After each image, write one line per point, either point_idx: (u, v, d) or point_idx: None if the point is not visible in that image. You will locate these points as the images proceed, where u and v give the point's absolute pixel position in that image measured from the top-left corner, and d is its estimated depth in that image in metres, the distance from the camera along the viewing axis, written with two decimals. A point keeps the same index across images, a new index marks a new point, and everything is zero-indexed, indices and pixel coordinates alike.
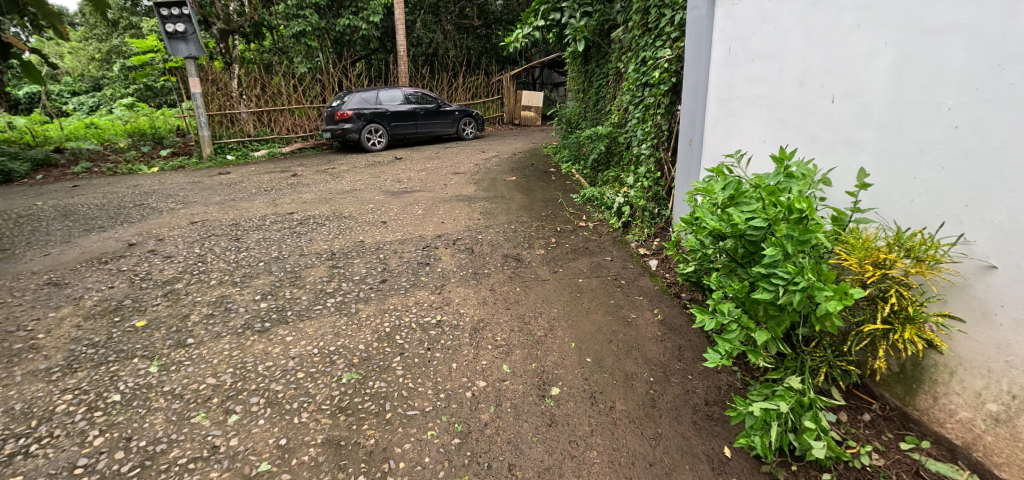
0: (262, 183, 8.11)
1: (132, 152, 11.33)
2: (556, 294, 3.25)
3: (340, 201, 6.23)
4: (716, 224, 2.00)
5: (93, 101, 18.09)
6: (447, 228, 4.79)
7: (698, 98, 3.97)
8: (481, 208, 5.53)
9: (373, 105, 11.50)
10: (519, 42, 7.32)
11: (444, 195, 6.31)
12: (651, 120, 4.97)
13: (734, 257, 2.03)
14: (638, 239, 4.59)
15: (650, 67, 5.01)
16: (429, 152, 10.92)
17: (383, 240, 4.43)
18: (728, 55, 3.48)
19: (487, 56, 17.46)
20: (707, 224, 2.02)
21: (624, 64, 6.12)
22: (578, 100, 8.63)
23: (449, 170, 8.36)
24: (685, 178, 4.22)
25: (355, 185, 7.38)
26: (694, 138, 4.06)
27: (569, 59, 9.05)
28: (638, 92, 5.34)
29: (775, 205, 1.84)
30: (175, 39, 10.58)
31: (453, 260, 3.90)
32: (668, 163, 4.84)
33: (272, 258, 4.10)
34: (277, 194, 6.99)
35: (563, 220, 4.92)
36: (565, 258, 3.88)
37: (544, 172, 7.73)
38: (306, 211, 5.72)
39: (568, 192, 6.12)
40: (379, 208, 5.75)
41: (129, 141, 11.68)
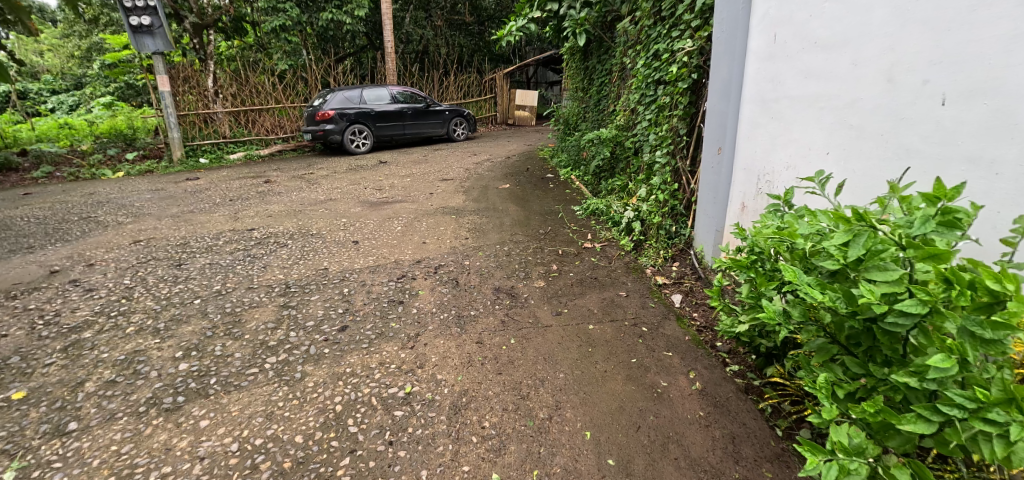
0: (230, 191, 7.35)
1: (97, 155, 10.50)
2: (562, 348, 2.56)
3: (310, 213, 5.49)
4: (827, 299, 1.51)
5: (68, 100, 17.13)
6: (429, 251, 4.05)
7: (726, 97, 3.31)
8: (470, 224, 4.80)
9: (357, 105, 10.75)
10: (513, 35, 6.61)
11: (429, 207, 5.58)
12: (666, 123, 4.28)
13: (842, 338, 1.58)
14: (653, 264, 3.90)
15: (666, 62, 4.32)
16: (416, 155, 10.18)
17: (352, 268, 3.70)
18: (771, 44, 2.87)
19: (479, 54, 16.76)
20: (816, 297, 1.51)
21: (631, 59, 5.42)
22: (576, 100, 7.94)
23: (436, 175, 7.65)
24: (712, 194, 3.55)
25: (331, 194, 6.64)
26: (723, 146, 3.38)
27: (567, 55, 8.34)
28: (650, 91, 4.64)
29: (942, 281, 1.37)
30: (140, 33, 9.79)
31: (434, 296, 3.17)
32: (687, 174, 4.16)
33: (213, 293, 3.36)
34: (244, 205, 6.24)
35: (565, 240, 4.21)
36: (570, 294, 3.18)
37: (541, 179, 7.02)
38: (269, 227, 4.96)
39: (569, 203, 5.43)
40: (353, 223, 5.01)
41: (95, 143, 10.79)
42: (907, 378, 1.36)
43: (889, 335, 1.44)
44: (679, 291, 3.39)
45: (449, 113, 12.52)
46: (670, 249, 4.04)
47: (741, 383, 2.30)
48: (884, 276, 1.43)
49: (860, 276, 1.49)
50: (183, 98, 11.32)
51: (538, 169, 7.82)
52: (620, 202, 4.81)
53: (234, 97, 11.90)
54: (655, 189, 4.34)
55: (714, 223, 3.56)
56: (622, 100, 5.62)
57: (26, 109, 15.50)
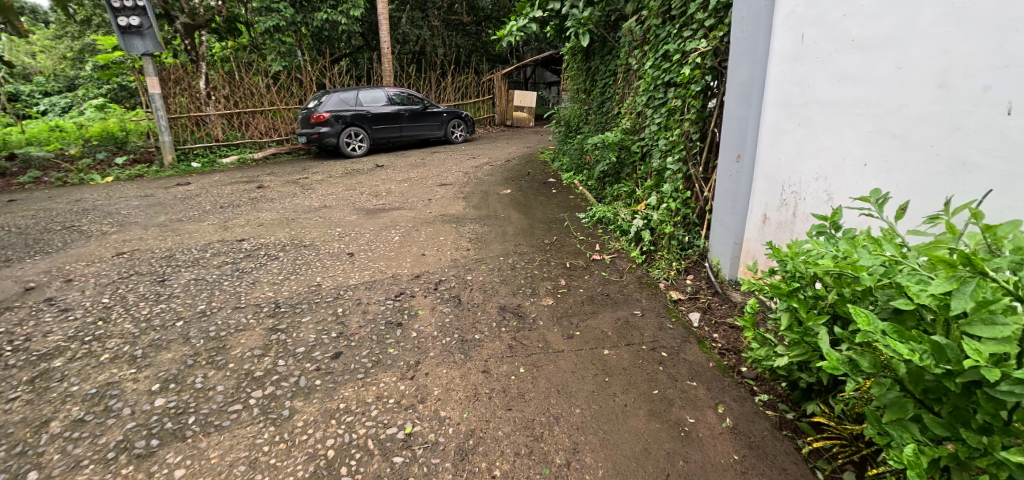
0: (221, 198, 7.11)
1: (86, 159, 10.24)
2: (576, 377, 2.35)
3: (304, 222, 5.26)
4: (917, 356, 1.29)
5: (61, 101, 16.74)
6: (428, 264, 3.83)
7: (746, 101, 3.08)
8: (471, 233, 4.58)
9: (353, 107, 10.51)
10: (514, 35, 6.39)
11: (428, 214, 5.36)
12: (677, 127, 4.07)
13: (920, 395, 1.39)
14: (666, 276, 3.68)
15: (677, 64, 4.10)
16: (414, 158, 9.95)
17: (347, 284, 3.47)
18: (796, 44, 2.65)
19: (477, 55, 16.55)
20: (902, 352, 1.29)
21: (637, 60, 5.21)
22: (578, 101, 7.73)
23: (435, 180, 7.43)
24: (731, 204, 3.32)
25: (326, 200, 6.41)
26: (742, 154, 3.15)
27: (568, 55, 8.12)
28: (659, 93, 4.43)
29: None
30: (129, 34, 9.53)
31: (435, 316, 2.95)
32: (700, 180, 3.94)
33: (197, 313, 3.13)
34: (235, 213, 6.00)
35: (572, 251, 3.99)
36: (581, 313, 2.96)
37: (543, 183, 6.80)
38: (259, 238, 4.73)
39: (573, 210, 5.21)
40: (348, 233, 4.78)
41: (84, 147, 10.39)
42: (1022, 456, 1.18)
43: (994, 400, 1.25)
44: (697, 309, 3.17)
45: (447, 115, 12.30)
46: (683, 260, 3.82)
47: (775, 417, 2.09)
48: (999, 335, 1.22)
49: (965, 332, 1.29)
50: (175, 100, 11.07)
51: (540, 173, 7.60)
52: (628, 209, 4.59)
53: (227, 99, 11.65)
54: (665, 196, 4.13)
55: (734, 234, 3.34)
56: (628, 102, 5.40)
57: (16, 111, 15.17)
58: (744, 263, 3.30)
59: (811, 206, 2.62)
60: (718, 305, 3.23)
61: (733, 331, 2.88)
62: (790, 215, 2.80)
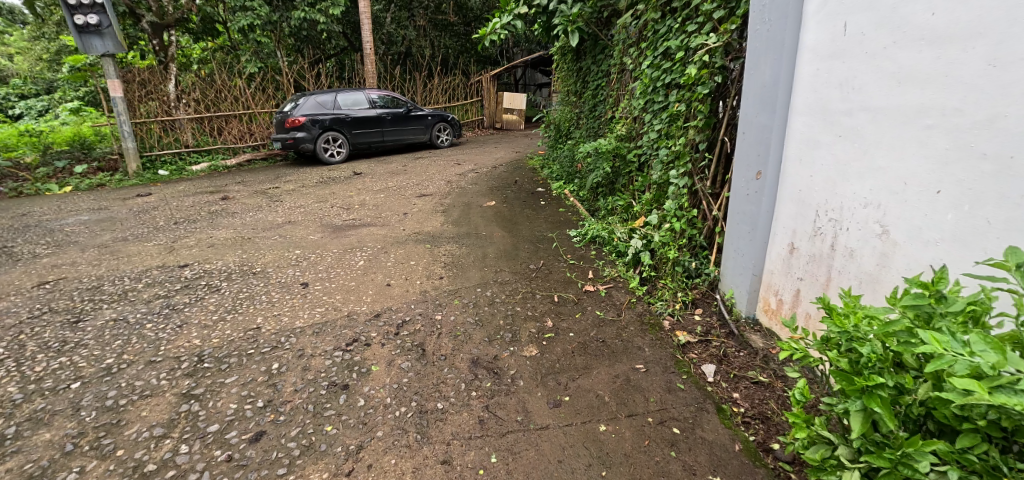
0: (178, 212, 6.56)
1: (45, 168, 9.56)
2: (564, 471, 1.82)
3: (261, 242, 4.68)
4: None
5: (38, 104, 15.51)
6: (392, 299, 3.26)
7: (769, 107, 2.57)
8: (447, 256, 4.02)
9: (331, 111, 9.91)
10: (497, 33, 5.84)
11: (401, 232, 4.81)
12: (681, 134, 3.55)
13: None
14: (669, 309, 3.15)
15: (681, 62, 3.58)
16: (395, 164, 9.38)
17: (291, 327, 2.90)
18: (837, 37, 2.17)
19: (466, 56, 15.98)
20: None
21: (633, 60, 4.68)
22: (569, 104, 7.19)
23: (414, 190, 6.87)
24: (749, 229, 2.80)
25: (292, 215, 5.84)
26: (764, 170, 2.63)
27: (557, 55, 7.56)
28: (659, 95, 3.89)
29: None
30: (87, 33, 8.92)
31: (390, 374, 2.38)
32: (706, 197, 3.41)
33: (100, 371, 2.56)
34: (188, 231, 5.43)
35: (561, 280, 3.44)
36: (571, 369, 2.41)
37: (531, 194, 6.25)
38: (205, 264, 4.15)
39: (562, 226, 4.68)
40: (307, 256, 4.21)
41: (42, 155, 9.68)
42: None
43: None
44: (710, 357, 2.64)
45: (432, 118, 11.73)
46: (690, 291, 3.29)
47: None
48: None
49: None
50: (142, 105, 10.51)
51: (528, 181, 7.05)
52: (624, 227, 4.07)
53: (199, 102, 11.03)
54: (667, 215, 3.60)
55: (752, 265, 2.82)
56: (624, 107, 4.87)
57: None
58: (765, 299, 2.79)
59: (858, 239, 2.13)
60: (735, 352, 2.70)
61: (756, 391, 2.35)
62: (828, 248, 2.30)
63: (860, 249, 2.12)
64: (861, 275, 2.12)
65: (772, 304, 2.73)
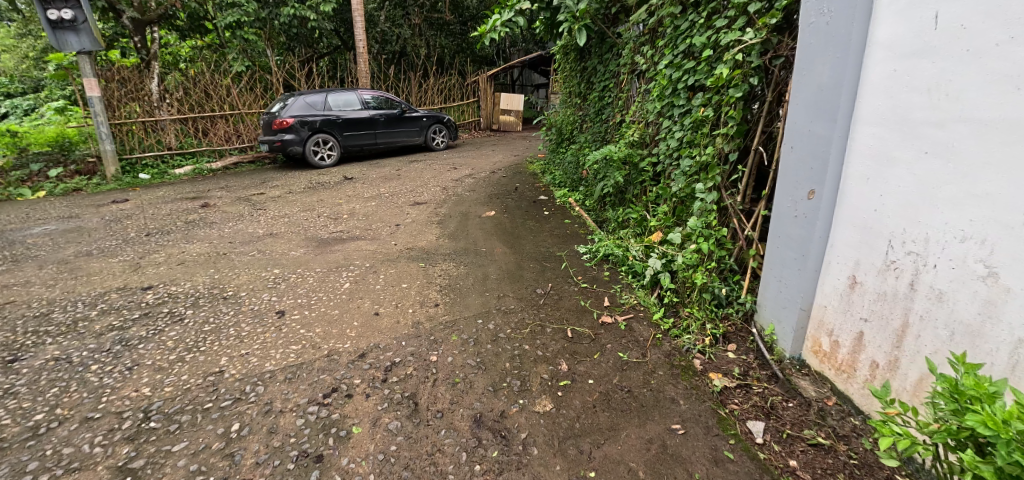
0: (153, 221, 6.16)
1: (20, 171, 9.05)
2: None
3: (237, 259, 4.27)
4: None
5: (23, 103, 14.60)
6: (379, 333, 2.84)
7: (826, 115, 2.15)
8: (442, 278, 3.61)
9: (321, 112, 9.46)
10: (497, 31, 5.42)
11: (392, 247, 4.41)
12: (707, 144, 3.15)
13: None
14: (698, 343, 2.75)
15: (709, 61, 3.17)
16: (388, 169, 8.94)
17: (259, 373, 2.49)
18: (923, 30, 1.75)
19: (462, 55, 15.55)
20: None
21: (647, 60, 4.27)
22: (572, 106, 6.78)
23: (408, 197, 6.46)
24: (796, 257, 2.40)
25: (274, 225, 5.43)
26: (819, 189, 2.21)
27: (559, 54, 7.13)
28: (680, 98, 3.49)
29: None
30: (62, 29, 8.42)
31: (374, 440, 1.98)
32: (736, 214, 3.01)
33: (25, 432, 2.17)
34: (160, 245, 5.03)
35: (571, 309, 3.03)
36: (594, 431, 2.03)
37: (533, 202, 5.84)
38: (171, 287, 3.73)
39: (569, 241, 4.29)
40: (286, 277, 3.79)
41: (19, 158, 9.16)
42: None
43: None
44: (755, 409, 2.23)
45: (427, 120, 11.29)
46: (719, 322, 2.88)
47: None
48: None
49: None
50: (121, 104, 9.92)
51: (529, 188, 6.64)
52: (639, 245, 3.67)
53: (183, 102, 10.56)
54: (691, 233, 3.20)
55: (799, 299, 2.41)
56: (637, 111, 4.46)
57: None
58: (814, 339, 2.37)
59: (951, 279, 1.73)
60: (782, 403, 2.29)
61: (817, 458, 1.96)
62: (906, 287, 1.89)
63: (954, 293, 1.72)
64: (955, 324, 1.72)
65: (823, 346, 2.32)
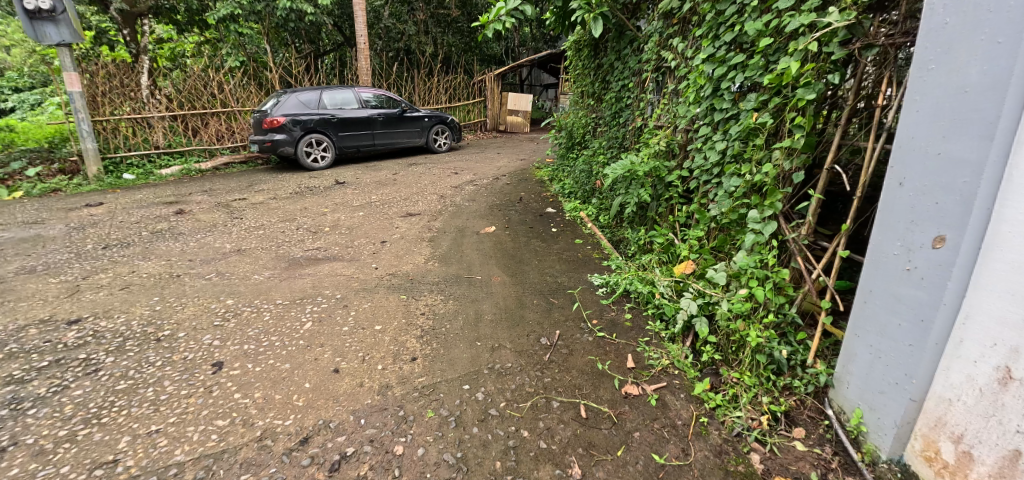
0: (116, 233, 5.61)
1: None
2: None
3: (188, 286, 3.66)
4: None
5: (31, 98, 13.90)
6: (334, 401, 2.17)
7: (967, 131, 1.52)
8: (425, 317, 2.94)
9: (315, 111, 8.84)
10: (502, 22, 4.75)
11: (370, 270, 3.76)
12: (760, 157, 2.47)
13: None
14: (753, 427, 2.08)
15: (765, 51, 2.50)
16: (384, 173, 8.32)
17: (162, 468, 1.86)
18: None
19: (468, 53, 14.90)
20: None
21: (677, 54, 3.59)
22: (584, 107, 6.09)
23: (400, 206, 5.83)
24: (905, 325, 1.75)
25: (244, 240, 4.82)
26: (952, 235, 1.57)
27: (571, 50, 6.45)
28: (722, 100, 2.81)
29: None
30: (39, 19, 7.70)
31: None
32: (800, 251, 2.32)
33: None
34: (111, 263, 4.47)
35: (585, 370, 2.36)
36: None
37: (538, 215, 5.15)
38: (101, 325, 3.12)
39: (581, 268, 3.61)
40: (239, 312, 3.16)
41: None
42: None
43: None
44: None
45: (429, 120, 10.62)
46: (779, 395, 2.20)
47: None
48: None
49: None
50: (105, 99, 9.34)
51: (534, 198, 5.96)
52: (667, 279, 3.00)
53: (171, 99, 9.99)
54: (740, 273, 2.52)
55: (905, 383, 1.76)
56: (664, 115, 3.78)
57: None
58: (927, 441, 1.72)
59: None
60: None
61: None
62: None
63: None
64: None
65: (941, 452, 1.68)
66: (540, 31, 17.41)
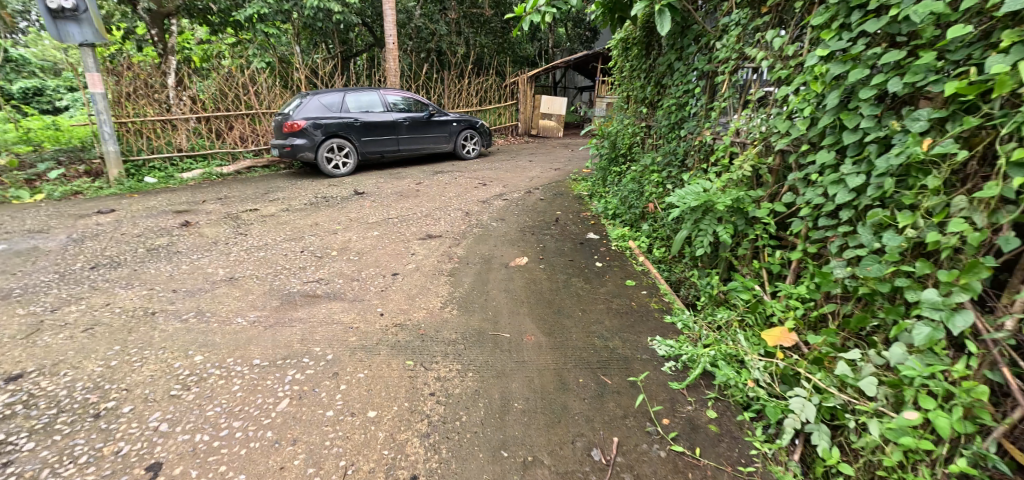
0: (111, 250, 5.12)
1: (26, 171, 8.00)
2: None
3: (159, 330, 3.06)
4: None
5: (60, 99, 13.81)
6: None
7: None
8: (433, 400, 2.23)
9: (338, 115, 8.29)
10: (541, 14, 4.00)
11: (374, 316, 3.06)
12: (932, 205, 1.70)
13: None
14: None
15: (944, 45, 1.75)
16: (407, 182, 7.71)
17: None
18: None
19: (502, 54, 14.22)
20: None
21: (769, 52, 2.84)
22: (633, 113, 5.28)
23: (420, 225, 5.16)
24: None
25: (241, 264, 4.22)
26: None
27: (616, 49, 5.62)
28: (855, 115, 2.03)
29: None
30: (62, 18, 6.97)
31: None
32: (1003, 357, 1.53)
33: None
34: (91, 290, 3.93)
35: None
36: None
37: (578, 242, 4.37)
38: (38, 389, 2.49)
39: (637, 325, 2.84)
40: (204, 377, 2.51)
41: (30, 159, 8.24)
42: None
43: None
44: None
45: (458, 124, 9.96)
46: None
47: None
48: None
49: None
50: (130, 101, 9.01)
51: (572, 218, 5.19)
52: (764, 361, 2.22)
53: (196, 101, 9.64)
54: (895, 379, 1.73)
55: None
56: (751, 131, 2.96)
57: (35, 105, 12.45)
58: None
59: None
60: None
61: None
62: None
63: None
64: None
65: None
66: (575, 31, 16.58)
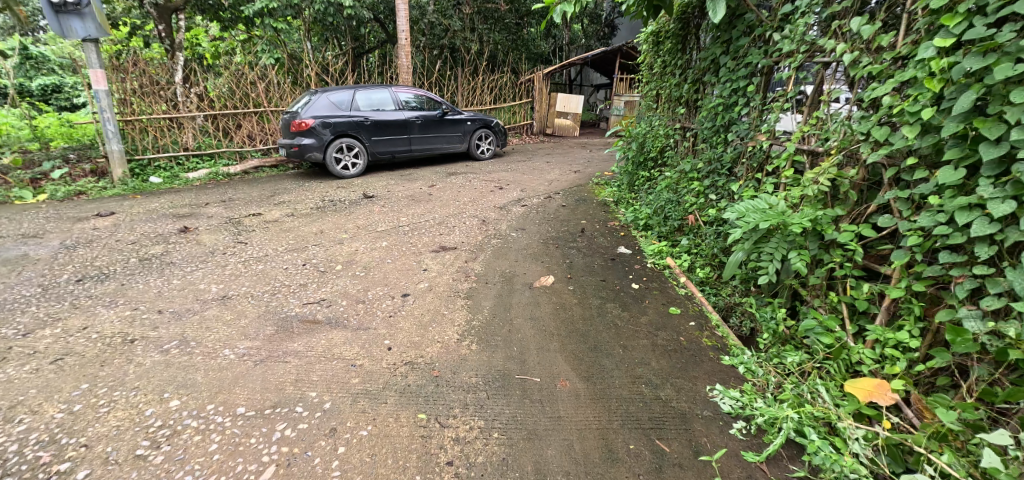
0: (103, 259, 4.75)
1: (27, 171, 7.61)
2: None
3: (134, 363, 2.66)
4: None
5: None
6: None
7: None
8: (451, 472, 1.83)
9: (347, 113, 7.90)
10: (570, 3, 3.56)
11: (381, 349, 2.65)
12: None
13: None
14: None
15: None
16: (419, 184, 7.30)
17: None
18: None
19: (517, 51, 13.77)
20: None
21: (852, 44, 2.38)
22: (666, 114, 4.82)
23: (433, 235, 4.74)
24: None
25: (237, 280, 3.82)
26: None
27: (646, 43, 5.15)
28: (995, 123, 1.61)
29: None
30: (64, 13, 6.54)
31: None
32: None
33: None
34: (72, 308, 3.55)
35: None
36: None
37: (609, 258, 3.93)
38: None
39: (689, 368, 2.40)
40: (179, 430, 2.11)
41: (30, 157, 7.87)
42: None
43: None
44: None
45: (472, 124, 9.54)
46: None
47: None
48: None
49: None
50: (136, 99, 8.69)
51: (599, 228, 4.74)
52: (864, 431, 1.85)
53: (203, 98, 9.30)
54: None
55: None
56: (825, 138, 2.50)
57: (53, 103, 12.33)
58: None
59: None
60: None
61: None
62: None
63: None
64: None
65: None
66: (592, 27, 16.05)
